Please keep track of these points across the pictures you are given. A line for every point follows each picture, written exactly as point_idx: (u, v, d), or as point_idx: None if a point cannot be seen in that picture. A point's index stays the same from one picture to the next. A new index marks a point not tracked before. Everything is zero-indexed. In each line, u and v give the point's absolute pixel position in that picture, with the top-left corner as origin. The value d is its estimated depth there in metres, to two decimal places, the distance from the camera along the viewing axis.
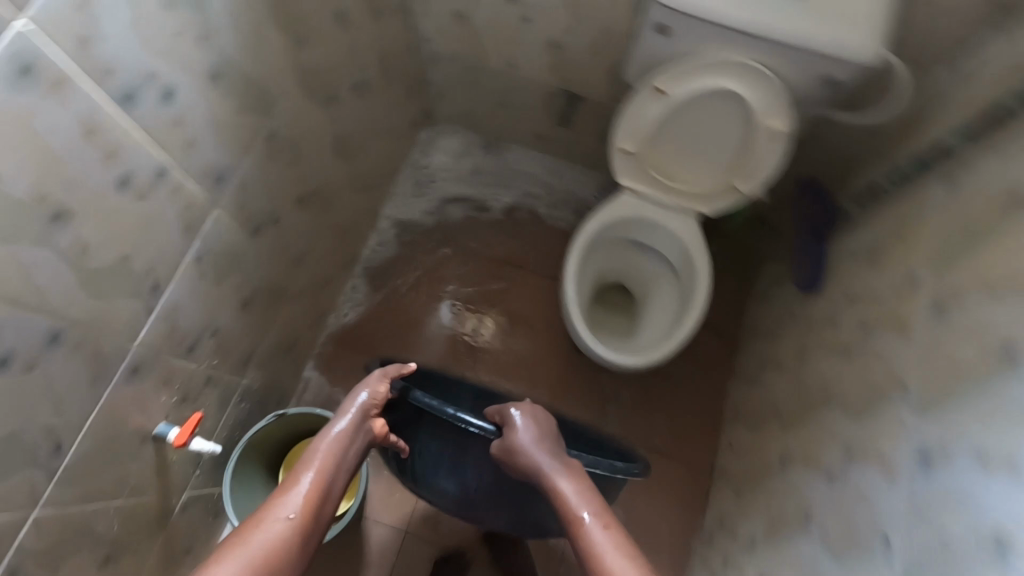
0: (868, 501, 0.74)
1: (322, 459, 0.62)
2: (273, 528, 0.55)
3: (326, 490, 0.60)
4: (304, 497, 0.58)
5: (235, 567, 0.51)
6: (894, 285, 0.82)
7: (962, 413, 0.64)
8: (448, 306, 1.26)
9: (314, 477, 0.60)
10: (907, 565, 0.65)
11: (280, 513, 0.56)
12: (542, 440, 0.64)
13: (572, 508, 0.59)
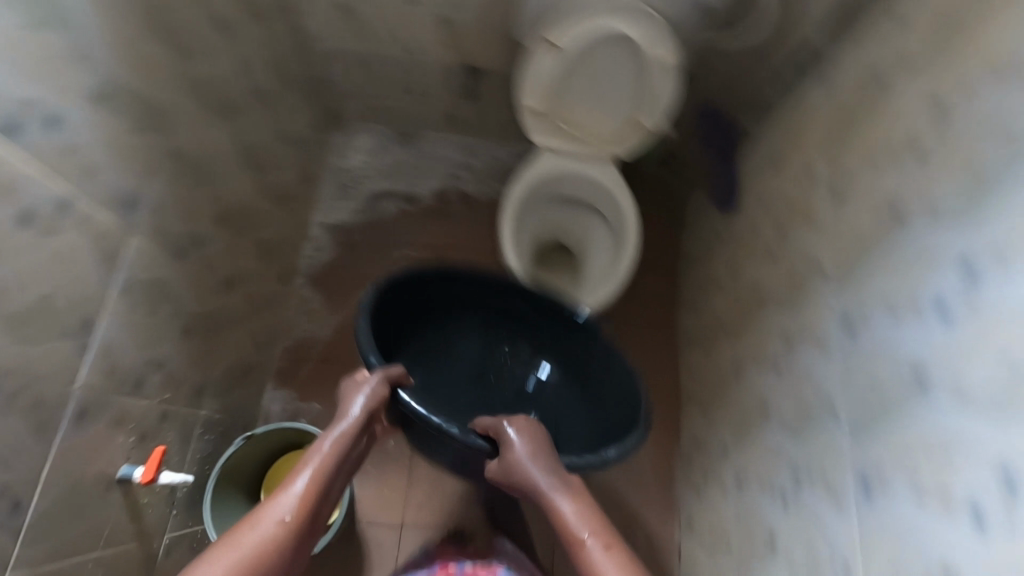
0: (809, 378, 0.78)
1: (321, 460, 0.57)
2: (267, 529, 0.50)
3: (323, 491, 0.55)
4: (301, 496, 0.53)
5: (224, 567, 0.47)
6: (797, 186, 0.86)
7: (873, 273, 0.67)
8: None
9: (311, 478, 0.55)
10: (852, 424, 0.68)
11: (278, 514, 0.51)
12: (541, 458, 0.66)
13: (573, 530, 0.59)
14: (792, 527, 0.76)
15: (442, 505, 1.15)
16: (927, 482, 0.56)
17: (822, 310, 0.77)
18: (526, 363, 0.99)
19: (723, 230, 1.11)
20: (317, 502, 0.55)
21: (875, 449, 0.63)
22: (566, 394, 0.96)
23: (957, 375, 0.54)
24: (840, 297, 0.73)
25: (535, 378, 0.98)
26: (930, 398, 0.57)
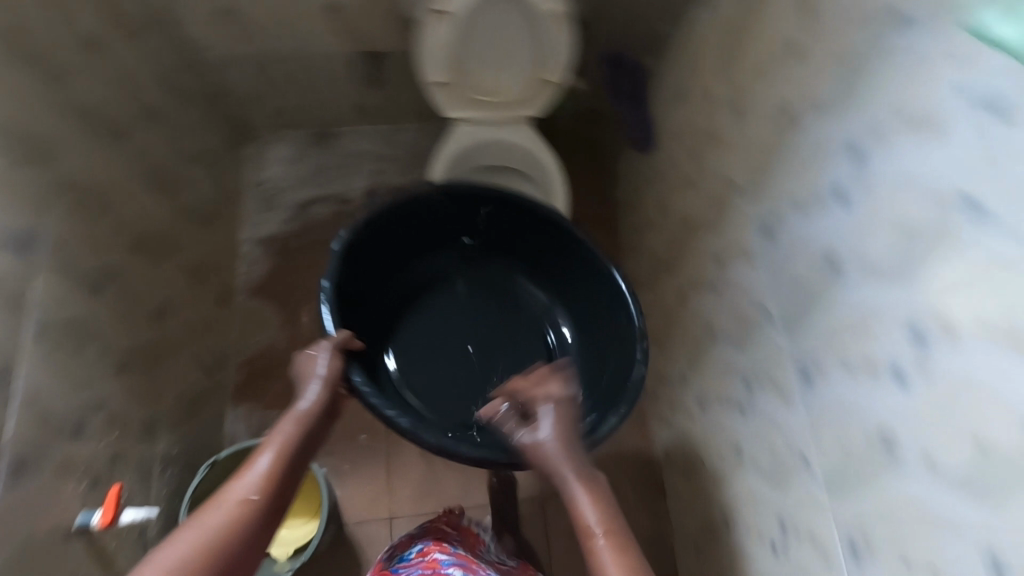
0: (742, 289, 0.81)
1: (284, 436, 0.55)
2: (232, 510, 0.48)
3: (289, 467, 0.53)
4: (265, 475, 0.51)
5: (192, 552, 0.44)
6: (701, 111, 0.89)
7: (779, 176, 0.71)
8: None
9: (275, 455, 0.53)
10: (784, 319, 0.71)
11: (242, 493, 0.49)
12: (569, 448, 0.59)
13: (589, 529, 0.54)
14: (753, 432, 0.80)
15: (426, 491, 1.15)
16: (852, 356, 0.59)
17: (743, 225, 0.79)
18: (547, 320, 0.94)
19: (647, 170, 1.13)
20: (285, 477, 0.52)
21: (807, 340, 0.67)
22: (578, 353, 0.92)
23: (864, 252, 0.57)
24: (756, 206, 0.76)
25: (549, 338, 0.93)
26: (843, 280, 0.60)
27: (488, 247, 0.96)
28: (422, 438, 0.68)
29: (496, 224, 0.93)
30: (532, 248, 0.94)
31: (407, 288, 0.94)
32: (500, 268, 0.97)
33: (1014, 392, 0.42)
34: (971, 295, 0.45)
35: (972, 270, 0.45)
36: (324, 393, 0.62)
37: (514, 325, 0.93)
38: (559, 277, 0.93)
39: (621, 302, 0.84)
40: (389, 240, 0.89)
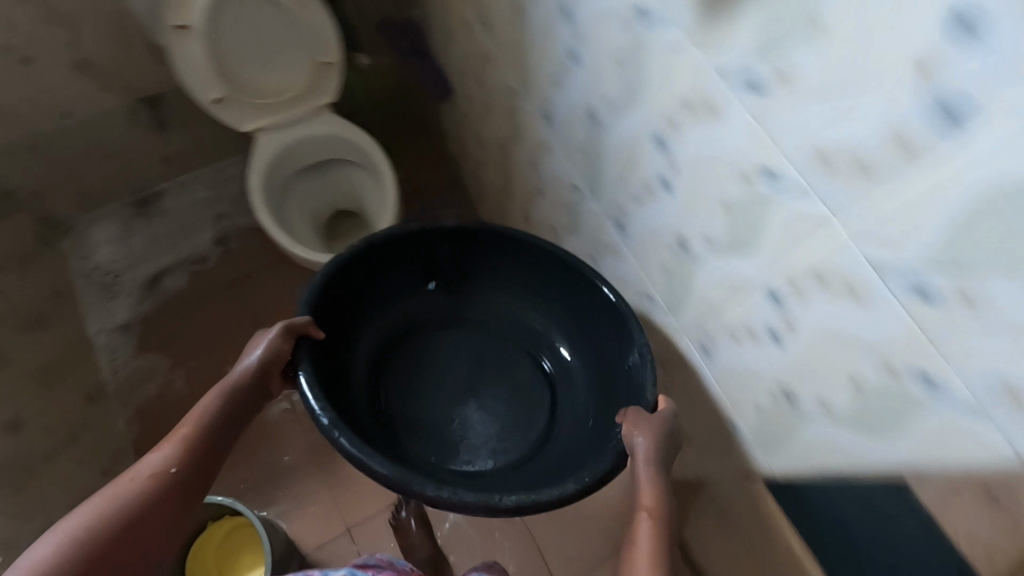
0: (556, 180, 0.86)
1: (208, 409, 0.57)
2: (155, 475, 0.49)
3: (214, 437, 0.55)
4: (188, 443, 0.53)
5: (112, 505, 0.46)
6: (465, 37, 0.93)
7: (533, 63, 0.76)
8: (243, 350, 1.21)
9: (198, 426, 0.55)
10: (588, 186, 0.77)
11: (160, 463, 0.51)
12: (657, 456, 0.60)
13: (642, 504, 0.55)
14: None
15: (373, 490, 1.15)
16: (635, 187, 0.65)
17: (533, 122, 0.84)
18: (545, 347, 0.89)
19: (454, 115, 1.18)
20: (207, 449, 0.54)
21: (607, 194, 0.73)
22: (581, 384, 0.86)
23: (604, 92, 0.63)
24: (532, 98, 0.80)
25: (544, 366, 0.88)
26: (605, 126, 0.66)
27: (473, 277, 0.91)
28: (340, 440, 0.65)
29: (479, 253, 0.88)
30: (523, 279, 0.89)
31: (388, 327, 0.89)
32: (488, 298, 0.91)
33: (727, 149, 0.49)
34: (673, 82, 0.52)
35: (667, 64, 0.51)
36: (256, 372, 0.63)
37: (502, 355, 0.89)
38: (555, 306, 0.88)
39: (619, 319, 0.78)
40: (372, 271, 0.84)
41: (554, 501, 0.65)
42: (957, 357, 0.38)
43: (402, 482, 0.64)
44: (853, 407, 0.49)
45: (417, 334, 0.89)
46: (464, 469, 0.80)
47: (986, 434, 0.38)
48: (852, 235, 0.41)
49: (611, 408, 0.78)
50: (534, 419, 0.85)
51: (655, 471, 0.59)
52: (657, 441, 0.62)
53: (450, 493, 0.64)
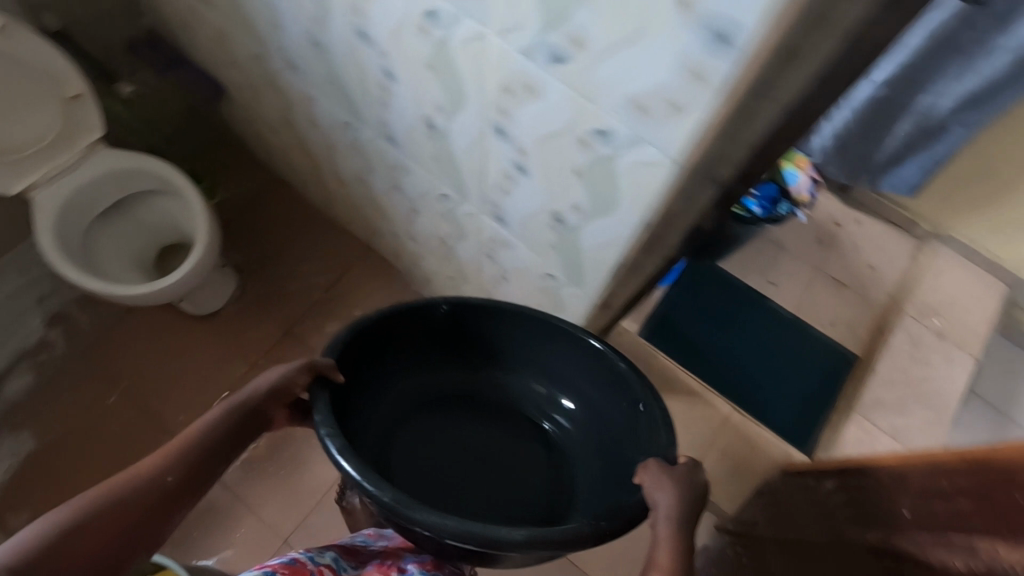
0: (333, 126, 0.88)
1: (211, 421, 0.55)
2: (144, 479, 0.49)
3: (210, 455, 0.53)
4: (181, 455, 0.52)
5: (99, 498, 0.47)
6: (198, 21, 0.91)
7: (252, 15, 0.76)
8: (113, 414, 1.15)
9: (192, 437, 0.53)
10: (351, 116, 0.80)
11: (153, 471, 0.50)
12: (679, 517, 0.54)
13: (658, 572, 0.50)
14: (428, 215, 0.91)
15: (297, 494, 1.14)
16: (375, 90, 0.68)
17: (287, 78, 0.85)
18: (547, 406, 0.82)
19: (238, 110, 1.16)
20: (198, 465, 0.52)
21: (365, 112, 0.75)
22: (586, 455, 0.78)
23: (306, 10, 0.65)
24: (272, 53, 0.81)
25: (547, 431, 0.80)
26: (324, 45, 0.68)
27: (477, 346, 0.81)
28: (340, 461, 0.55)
29: (478, 327, 0.78)
30: (533, 354, 0.80)
31: (403, 392, 0.79)
32: (492, 369, 0.83)
33: (400, 8, 0.52)
34: None
35: None
36: (263, 399, 0.57)
37: (510, 421, 0.80)
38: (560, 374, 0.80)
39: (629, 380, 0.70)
40: (380, 336, 0.72)
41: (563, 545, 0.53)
42: (601, 95, 0.43)
43: (403, 509, 0.53)
44: (589, 197, 0.55)
45: (429, 403, 0.79)
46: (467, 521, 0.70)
47: (646, 147, 0.44)
48: (495, 32, 0.46)
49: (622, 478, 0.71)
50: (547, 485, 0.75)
51: (677, 532, 0.53)
52: (681, 501, 0.55)
53: (458, 523, 0.53)
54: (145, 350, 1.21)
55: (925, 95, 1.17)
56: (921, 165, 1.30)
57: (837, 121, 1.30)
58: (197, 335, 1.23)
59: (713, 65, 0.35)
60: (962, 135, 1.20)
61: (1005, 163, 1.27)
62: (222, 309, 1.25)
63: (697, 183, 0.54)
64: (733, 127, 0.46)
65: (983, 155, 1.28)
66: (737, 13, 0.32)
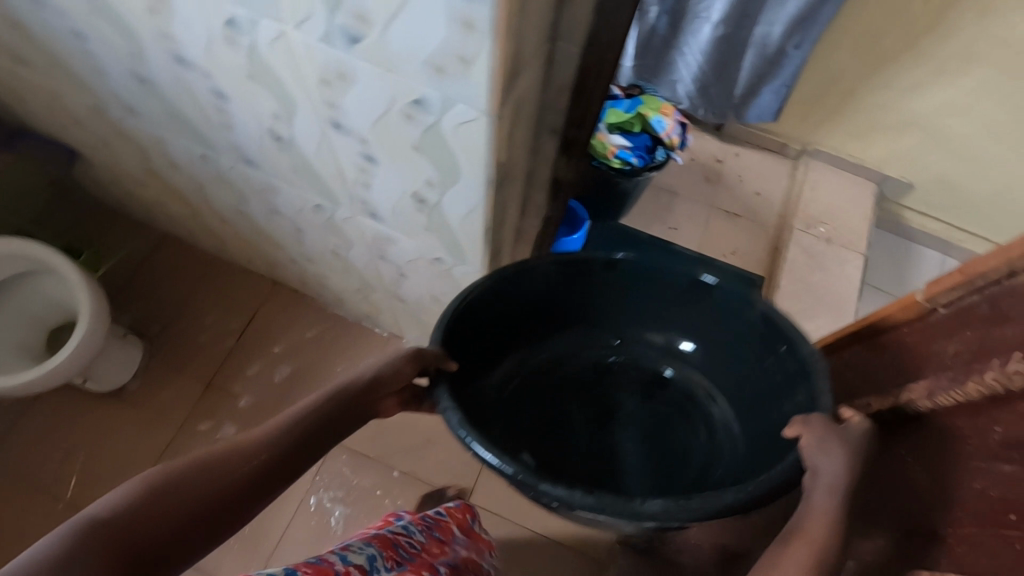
0: (193, 164, 0.86)
1: (313, 400, 0.56)
2: (249, 448, 0.50)
3: (311, 435, 0.54)
4: (284, 432, 0.53)
5: (208, 458, 0.48)
6: (26, 88, 0.87)
7: (74, 66, 0.74)
8: (34, 514, 1.08)
9: (296, 412, 0.55)
10: (205, 149, 0.79)
11: (256, 443, 0.51)
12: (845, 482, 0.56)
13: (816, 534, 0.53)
14: (312, 231, 0.90)
15: (254, 543, 1.11)
16: (216, 113, 0.68)
17: (133, 124, 0.83)
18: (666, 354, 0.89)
19: (98, 171, 1.12)
20: (294, 445, 0.53)
21: (215, 139, 0.75)
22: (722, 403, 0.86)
23: (119, 47, 0.64)
24: (107, 100, 0.79)
25: (679, 389, 0.87)
26: (151, 79, 0.67)
27: (589, 307, 0.87)
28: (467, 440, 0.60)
29: (576, 295, 0.85)
30: (650, 306, 0.85)
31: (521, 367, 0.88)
32: (606, 325, 0.89)
33: (203, 23, 0.53)
34: None
35: None
36: (365, 383, 0.59)
37: (631, 375, 0.88)
38: (673, 320, 0.86)
39: (764, 327, 0.75)
40: (492, 327, 0.80)
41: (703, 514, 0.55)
42: (402, 64, 0.45)
43: (530, 481, 0.57)
44: (435, 169, 0.57)
45: (546, 373, 0.88)
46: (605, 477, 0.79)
47: (456, 103, 0.46)
48: (292, 26, 0.48)
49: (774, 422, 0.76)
50: (676, 429, 0.84)
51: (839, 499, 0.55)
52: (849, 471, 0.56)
53: (589, 495, 0.56)
54: (56, 439, 1.14)
55: (758, 26, 1.27)
56: (775, 92, 1.39)
57: (692, 63, 1.40)
58: (111, 411, 1.17)
59: (474, 11, 0.38)
60: (799, 57, 1.30)
61: (844, 76, 1.38)
62: (131, 379, 1.20)
63: (524, 135, 0.57)
64: (531, 74, 0.49)
65: (825, 72, 1.39)
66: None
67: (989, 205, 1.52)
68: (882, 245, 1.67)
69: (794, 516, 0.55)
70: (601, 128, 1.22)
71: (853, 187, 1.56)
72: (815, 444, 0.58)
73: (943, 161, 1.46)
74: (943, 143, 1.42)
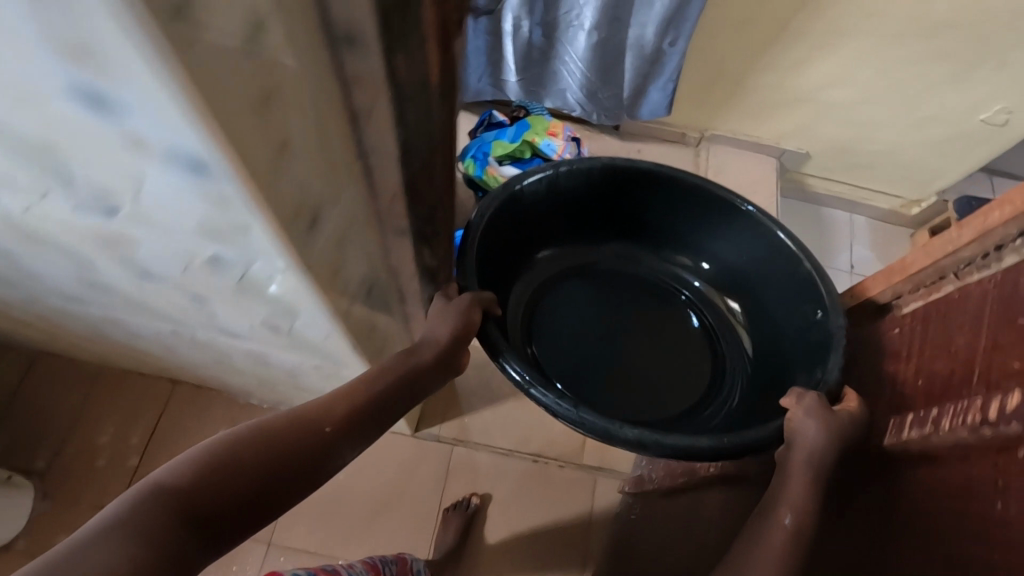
0: (19, 303, 0.75)
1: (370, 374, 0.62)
2: (315, 420, 0.53)
3: (371, 407, 0.58)
4: (349, 403, 0.57)
5: (280, 426, 0.51)
6: None
7: None
8: None
9: (359, 384, 0.60)
10: (24, 291, 0.68)
11: (321, 416, 0.54)
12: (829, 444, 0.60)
13: (788, 506, 0.58)
14: (181, 348, 0.81)
15: None
16: (14, 265, 0.58)
17: None
18: (699, 271, 1.10)
19: None
20: (356, 418, 0.57)
21: (29, 284, 0.64)
22: (738, 331, 1.06)
23: None
24: None
25: (703, 316, 1.08)
26: None
27: (630, 227, 1.11)
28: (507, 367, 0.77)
29: (622, 207, 1.07)
30: (690, 236, 1.08)
31: (562, 262, 1.10)
32: (644, 253, 1.12)
33: None
34: None
35: None
36: (425, 358, 0.67)
37: (667, 286, 1.10)
38: (703, 247, 1.08)
39: (789, 254, 0.94)
40: (539, 224, 1.04)
41: (678, 451, 0.70)
42: (179, 230, 0.37)
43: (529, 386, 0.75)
44: (273, 306, 0.50)
45: (580, 271, 1.10)
46: (612, 366, 0.99)
47: (250, 264, 0.40)
48: (39, 200, 0.39)
49: (788, 347, 0.94)
50: (687, 333, 1.05)
51: (817, 464, 0.60)
52: (829, 434, 0.60)
53: (574, 410, 0.74)
54: None
55: (630, 29, 1.23)
56: (663, 89, 1.34)
57: (576, 71, 1.36)
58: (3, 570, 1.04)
59: (219, 190, 0.30)
60: (678, 54, 1.24)
61: (725, 61, 1.36)
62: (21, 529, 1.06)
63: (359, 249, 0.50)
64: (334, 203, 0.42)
65: (708, 59, 1.37)
66: (179, 148, 0.27)
67: (884, 162, 1.55)
68: (793, 214, 1.70)
69: (771, 494, 0.60)
70: (490, 162, 1.15)
71: (756, 166, 1.57)
72: (802, 411, 0.64)
73: (834, 129, 1.47)
74: (831, 111, 1.43)
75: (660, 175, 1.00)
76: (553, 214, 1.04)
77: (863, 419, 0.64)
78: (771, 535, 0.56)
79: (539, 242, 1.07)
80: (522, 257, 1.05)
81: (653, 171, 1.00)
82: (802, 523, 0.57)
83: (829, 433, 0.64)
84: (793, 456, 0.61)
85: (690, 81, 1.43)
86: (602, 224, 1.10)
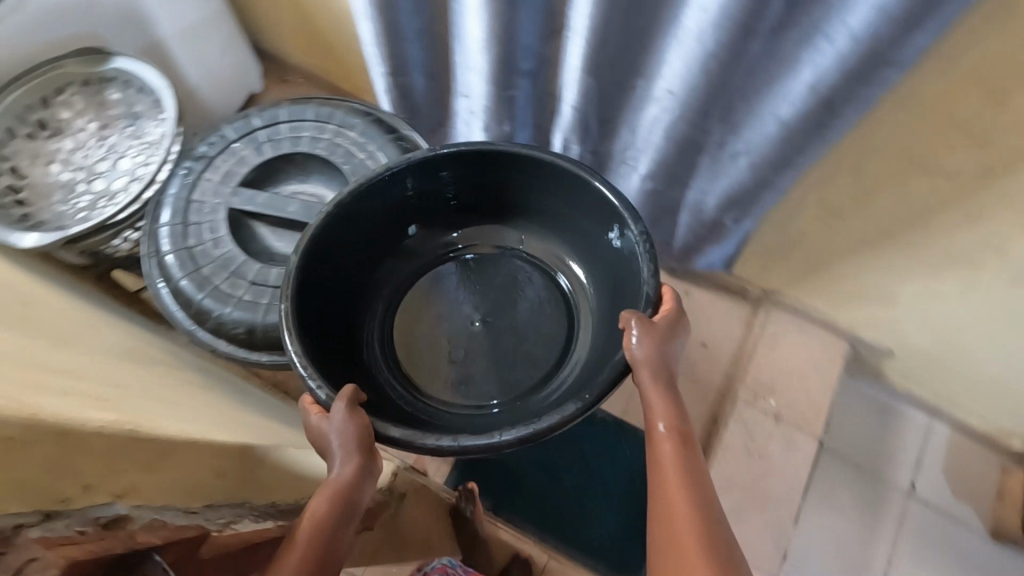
0: None
1: (304, 523, 0.63)
2: None
3: (316, 555, 0.60)
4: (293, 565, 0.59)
5: None
6: None
7: None
8: None
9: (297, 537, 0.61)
10: None
11: None
12: (656, 351, 0.67)
13: (657, 421, 0.63)
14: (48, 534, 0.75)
15: None
16: None
17: None
18: (531, 232, 0.97)
19: None
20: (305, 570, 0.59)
21: None
22: (584, 286, 0.94)
23: None
24: None
25: (548, 278, 0.96)
26: None
27: (442, 211, 0.94)
28: (390, 434, 0.70)
29: (428, 198, 0.90)
30: (522, 202, 0.92)
31: (395, 280, 0.96)
32: (475, 232, 0.98)
33: None
34: None
35: None
36: (340, 476, 0.66)
37: (506, 263, 0.97)
38: (528, 210, 0.93)
39: (606, 206, 0.79)
40: (360, 256, 0.89)
41: (551, 431, 0.67)
42: None
43: (415, 439, 0.69)
44: None
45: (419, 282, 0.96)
46: (479, 378, 0.91)
47: None
48: None
49: (621, 294, 0.84)
50: (541, 309, 0.95)
51: (656, 371, 0.66)
52: (655, 345, 0.67)
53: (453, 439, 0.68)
54: None
55: (689, 190, 1.01)
56: (720, 253, 1.12)
57: None
58: None
59: None
60: (742, 231, 1.02)
61: (802, 241, 1.10)
62: None
63: None
64: None
65: (780, 235, 1.11)
66: None
67: (983, 387, 1.24)
68: (854, 401, 1.41)
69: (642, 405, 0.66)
70: None
71: (819, 346, 1.30)
72: (641, 326, 0.67)
73: (926, 336, 1.18)
74: (925, 323, 1.14)
75: (460, 153, 0.81)
76: (375, 227, 0.88)
77: (679, 315, 0.71)
78: (661, 451, 0.61)
79: (372, 262, 0.92)
80: (360, 296, 0.92)
81: (451, 154, 0.81)
82: (678, 428, 0.63)
83: (666, 346, 0.68)
84: (642, 375, 0.66)
85: (757, 247, 1.18)
86: (418, 215, 0.93)
